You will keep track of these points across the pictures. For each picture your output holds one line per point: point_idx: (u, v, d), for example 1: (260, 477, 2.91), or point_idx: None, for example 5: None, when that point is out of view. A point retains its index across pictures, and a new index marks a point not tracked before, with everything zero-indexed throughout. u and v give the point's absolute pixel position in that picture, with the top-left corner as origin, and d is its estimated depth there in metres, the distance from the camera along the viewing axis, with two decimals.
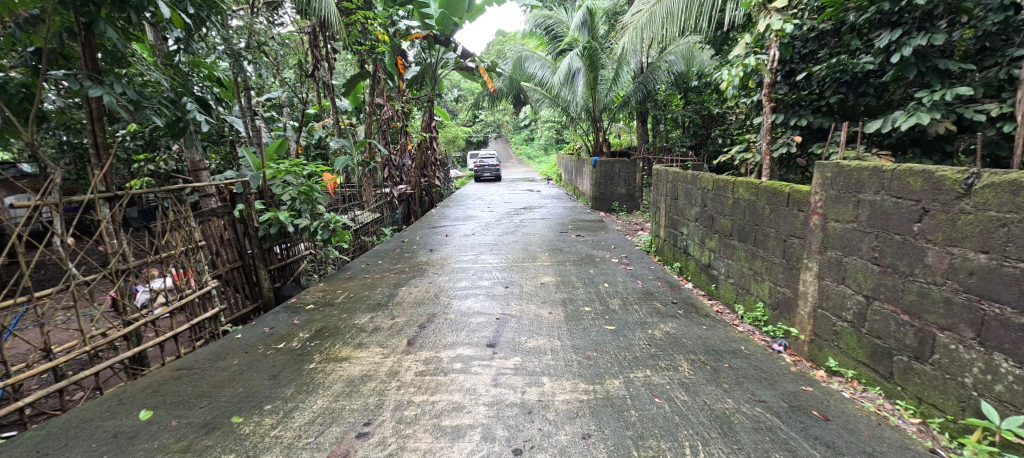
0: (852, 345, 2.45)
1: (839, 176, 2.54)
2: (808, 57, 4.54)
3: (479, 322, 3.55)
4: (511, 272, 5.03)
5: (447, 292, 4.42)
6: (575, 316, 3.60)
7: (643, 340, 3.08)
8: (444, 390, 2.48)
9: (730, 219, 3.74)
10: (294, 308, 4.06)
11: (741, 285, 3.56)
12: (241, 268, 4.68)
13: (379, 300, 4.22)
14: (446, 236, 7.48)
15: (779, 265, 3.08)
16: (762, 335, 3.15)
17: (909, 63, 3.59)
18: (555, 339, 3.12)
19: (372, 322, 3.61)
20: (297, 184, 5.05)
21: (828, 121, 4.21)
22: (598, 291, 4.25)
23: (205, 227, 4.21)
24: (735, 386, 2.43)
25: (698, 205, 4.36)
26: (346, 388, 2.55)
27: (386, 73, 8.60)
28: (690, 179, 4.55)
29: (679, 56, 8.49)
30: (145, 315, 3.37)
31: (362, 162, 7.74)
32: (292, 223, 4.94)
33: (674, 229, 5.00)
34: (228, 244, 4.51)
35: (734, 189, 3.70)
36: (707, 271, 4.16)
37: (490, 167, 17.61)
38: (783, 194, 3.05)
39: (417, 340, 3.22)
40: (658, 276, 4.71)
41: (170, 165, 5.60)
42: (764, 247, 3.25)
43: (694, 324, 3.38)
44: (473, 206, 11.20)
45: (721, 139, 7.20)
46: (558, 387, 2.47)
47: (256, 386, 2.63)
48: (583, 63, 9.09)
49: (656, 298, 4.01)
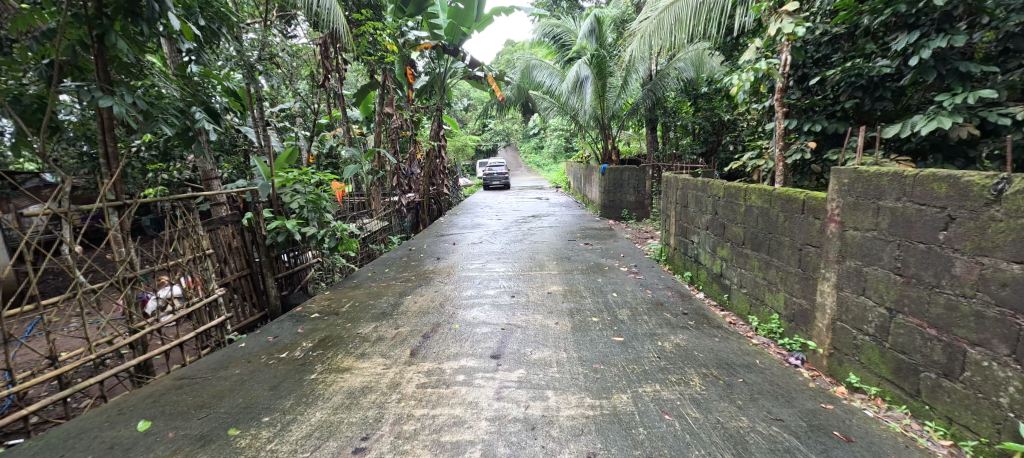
0: (874, 359, 2.34)
1: (857, 182, 2.42)
2: (821, 62, 4.49)
3: (484, 332, 3.47)
4: (517, 281, 4.94)
5: (452, 301, 4.36)
6: (583, 326, 3.51)
7: (653, 352, 2.97)
8: (446, 404, 2.40)
9: (742, 227, 3.64)
10: (299, 317, 4.01)
11: (755, 295, 3.46)
12: (249, 275, 4.68)
13: (384, 309, 4.14)
14: (453, 244, 7.44)
15: (795, 274, 2.98)
16: (777, 348, 3.05)
17: (928, 66, 3.56)
18: (562, 350, 3.03)
19: (376, 331, 3.56)
20: (305, 191, 5.04)
21: (843, 126, 4.16)
22: (607, 301, 4.15)
23: (212, 235, 4.20)
24: (750, 402, 2.31)
25: (708, 213, 4.26)
26: (346, 400, 2.46)
27: (395, 83, 8.70)
28: (700, 186, 4.44)
29: (688, 63, 8.40)
30: (151, 323, 3.35)
31: (372, 171, 7.76)
32: (300, 231, 4.96)
33: (684, 237, 4.89)
34: (236, 252, 4.50)
35: (746, 196, 3.59)
36: (719, 280, 4.04)
37: (499, 175, 17.61)
38: (798, 200, 2.93)
39: (420, 350, 3.14)
40: (668, 286, 4.59)
41: (181, 174, 5.64)
42: (779, 255, 3.14)
43: (706, 336, 3.27)
44: (482, 214, 11.19)
45: (732, 146, 7.09)
46: (562, 402, 2.37)
47: (256, 397, 2.55)
48: (591, 71, 9.01)
49: (666, 308, 3.90)
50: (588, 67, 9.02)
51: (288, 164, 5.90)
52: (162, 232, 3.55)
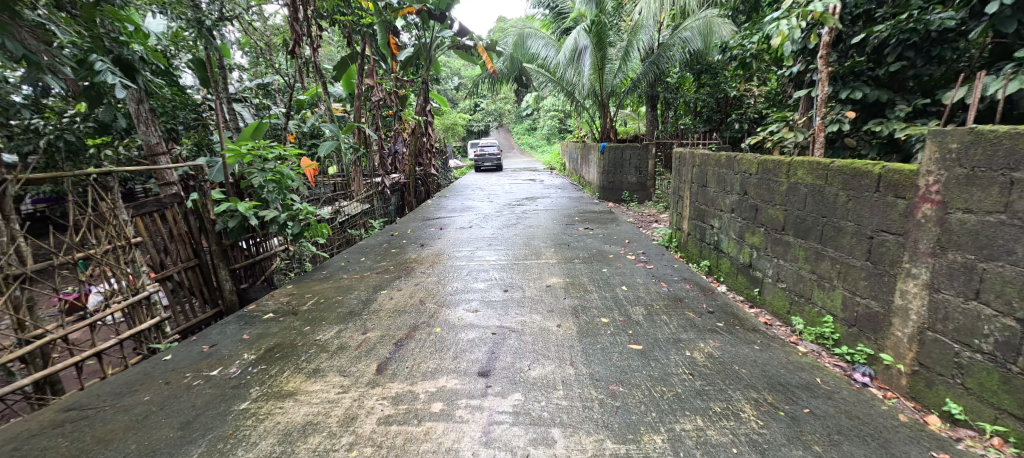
0: (989, 385, 1.79)
1: (975, 146, 1.81)
2: (862, 19, 3.79)
3: (470, 339, 2.83)
4: (511, 272, 4.30)
5: (435, 296, 3.71)
6: (590, 330, 2.90)
7: (682, 367, 2.38)
8: (414, 453, 1.79)
9: (782, 210, 3.01)
10: (248, 319, 3.37)
11: (797, 291, 2.87)
12: (197, 267, 4.03)
13: (352, 309, 3.51)
14: (440, 229, 6.78)
15: (860, 269, 2.36)
16: (833, 359, 2.47)
17: (1007, 16, 2.91)
18: (566, 365, 2.41)
19: (338, 338, 2.92)
20: (265, 169, 4.36)
21: (887, 95, 3.58)
22: (615, 296, 3.53)
23: (144, 220, 3.55)
24: (832, 450, 1.73)
25: (734, 193, 3.63)
26: (278, 447, 1.85)
27: (375, 53, 8.06)
28: (724, 162, 3.79)
29: (695, 32, 7.50)
30: (52, 331, 2.74)
31: (351, 148, 7.08)
32: (257, 215, 4.30)
33: (701, 221, 4.27)
34: (179, 241, 3.85)
35: (789, 171, 2.95)
36: (747, 272, 3.43)
37: (491, 156, 16.88)
38: (871, 175, 2.29)
39: (389, 365, 2.51)
40: (684, 277, 3.98)
41: (128, 150, 4.93)
42: (837, 245, 2.52)
43: (742, 343, 2.66)
44: (473, 196, 10.48)
45: (737, 125, 6.58)
46: (574, 449, 1.78)
47: (159, 441, 1.95)
48: (589, 40, 8.25)
49: (687, 305, 3.29)
50: (587, 36, 8.27)
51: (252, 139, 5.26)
52: (66, 217, 2.92)
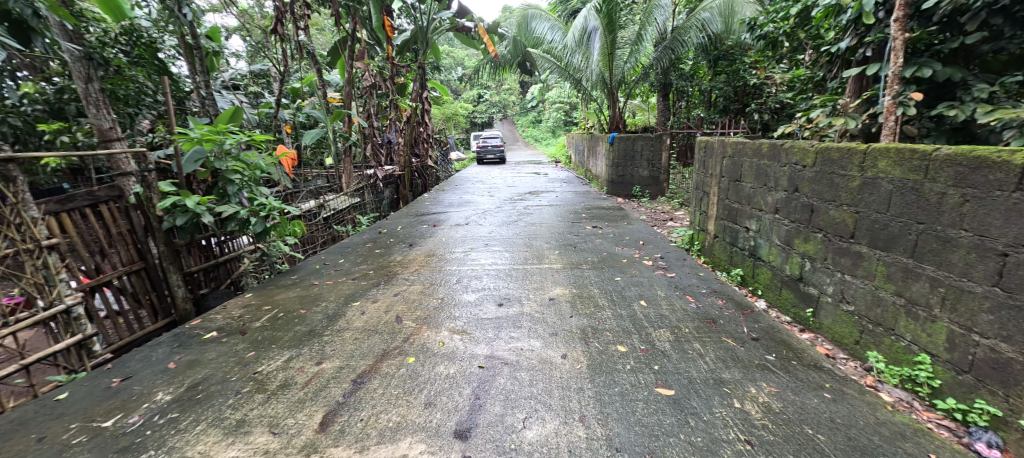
0: None
1: None
2: None
3: (450, 374, 2.19)
4: (511, 280, 3.66)
5: (416, 311, 3.06)
6: (604, 364, 2.25)
7: (733, 429, 1.78)
8: None
9: (853, 212, 2.34)
10: (184, 340, 2.76)
11: (869, 319, 2.22)
12: (144, 270, 3.31)
13: (313, 326, 2.88)
14: (433, 227, 6.13)
15: (983, 298, 1.75)
16: (935, 415, 1.86)
17: None
18: (575, 424, 1.81)
19: (282, 369, 2.31)
20: (225, 156, 3.69)
21: (959, 72, 2.78)
22: (633, 315, 2.87)
23: (68, 216, 2.85)
24: None
25: (780, 190, 2.96)
26: None
27: (375, 38, 7.68)
28: (767, 151, 3.12)
29: (716, 12, 6.77)
30: None
31: (338, 136, 6.45)
32: (214, 211, 3.63)
33: (732, 222, 3.60)
34: (119, 240, 3.14)
35: (865, 163, 2.27)
36: (796, 286, 2.77)
37: (494, 147, 16.16)
38: (1011, 168, 1.68)
39: (339, 415, 1.91)
40: (714, 289, 3.32)
41: (88, 138, 4.31)
42: (942, 262, 1.89)
43: (805, 389, 2.03)
44: (473, 190, 9.83)
45: (755, 115, 5.90)
46: None
47: None
48: (600, 22, 7.50)
49: (722, 329, 2.63)
50: (598, 16, 7.48)
51: (230, 123, 4.65)
52: None
